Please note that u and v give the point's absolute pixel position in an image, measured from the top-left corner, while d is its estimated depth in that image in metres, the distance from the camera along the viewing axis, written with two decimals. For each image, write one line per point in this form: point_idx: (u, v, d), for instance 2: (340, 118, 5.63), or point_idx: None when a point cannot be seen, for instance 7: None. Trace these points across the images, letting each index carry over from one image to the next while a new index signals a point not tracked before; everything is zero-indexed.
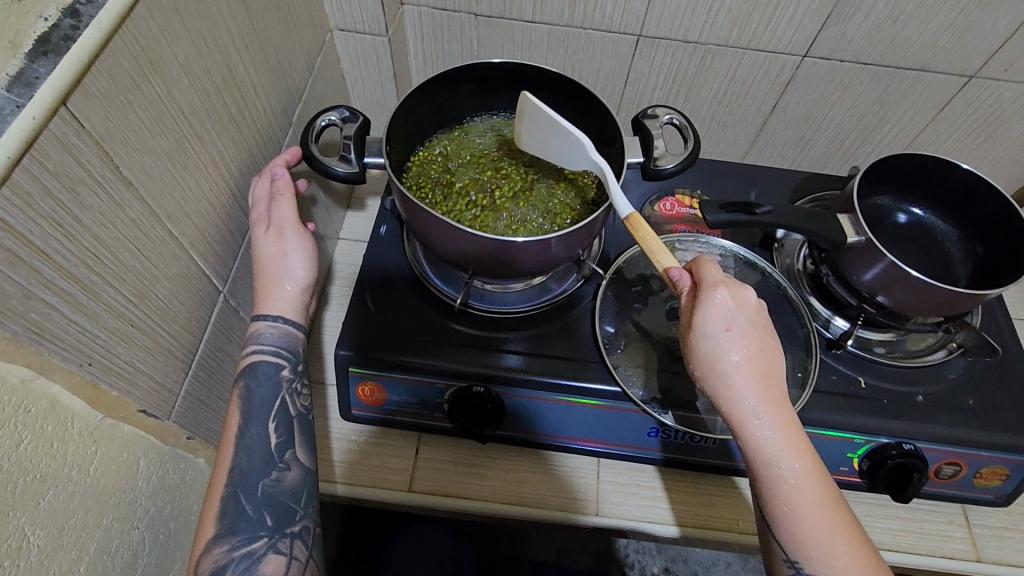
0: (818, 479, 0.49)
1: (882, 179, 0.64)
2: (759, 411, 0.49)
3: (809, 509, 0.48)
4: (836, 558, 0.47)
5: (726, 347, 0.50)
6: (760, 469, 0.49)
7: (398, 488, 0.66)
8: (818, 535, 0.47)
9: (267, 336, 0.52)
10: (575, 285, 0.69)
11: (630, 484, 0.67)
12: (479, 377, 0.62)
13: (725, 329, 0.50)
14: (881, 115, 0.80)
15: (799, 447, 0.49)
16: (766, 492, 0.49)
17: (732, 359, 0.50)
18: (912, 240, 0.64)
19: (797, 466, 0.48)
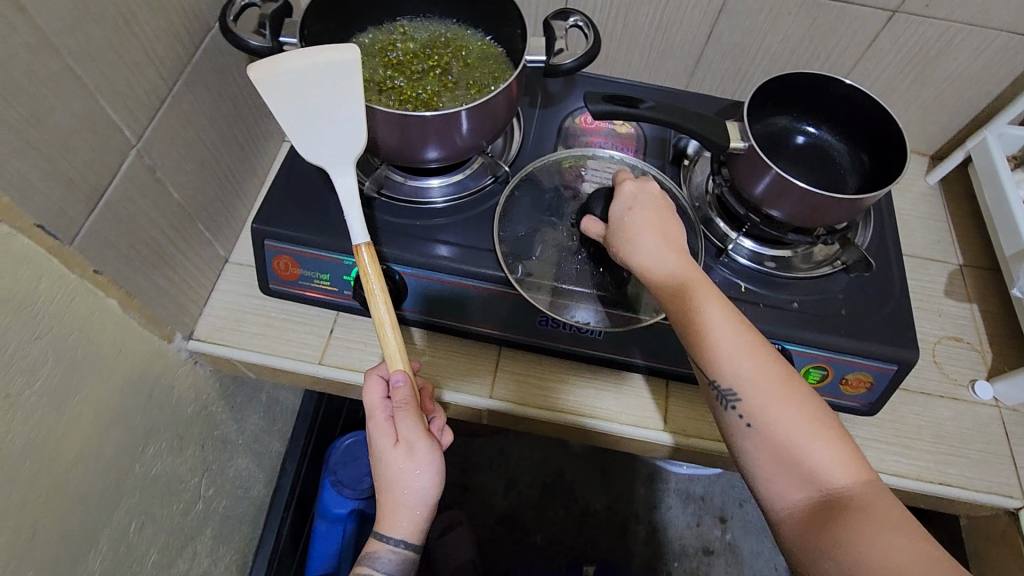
0: (744, 329, 0.53)
1: (780, 98, 0.67)
2: (675, 273, 0.55)
3: (716, 329, 0.53)
4: (773, 396, 0.51)
5: (630, 231, 0.57)
6: (688, 331, 0.53)
7: (311, 360, 0.72)
8: (732, 354, 0.52)
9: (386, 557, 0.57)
10: (487, 183, 0.72)
11: (624, 394, 0.73)
12: (379, 255, 0.66)
13: (629, 211, 0.58)
14: (812, 50, 0.82)
15: (696, 279, 0.55)
16: (703, 356, 0.53)
17: (643, 237, 0.56)
18: (804, 158, 0.67)
19: (698, 299, 0.53)
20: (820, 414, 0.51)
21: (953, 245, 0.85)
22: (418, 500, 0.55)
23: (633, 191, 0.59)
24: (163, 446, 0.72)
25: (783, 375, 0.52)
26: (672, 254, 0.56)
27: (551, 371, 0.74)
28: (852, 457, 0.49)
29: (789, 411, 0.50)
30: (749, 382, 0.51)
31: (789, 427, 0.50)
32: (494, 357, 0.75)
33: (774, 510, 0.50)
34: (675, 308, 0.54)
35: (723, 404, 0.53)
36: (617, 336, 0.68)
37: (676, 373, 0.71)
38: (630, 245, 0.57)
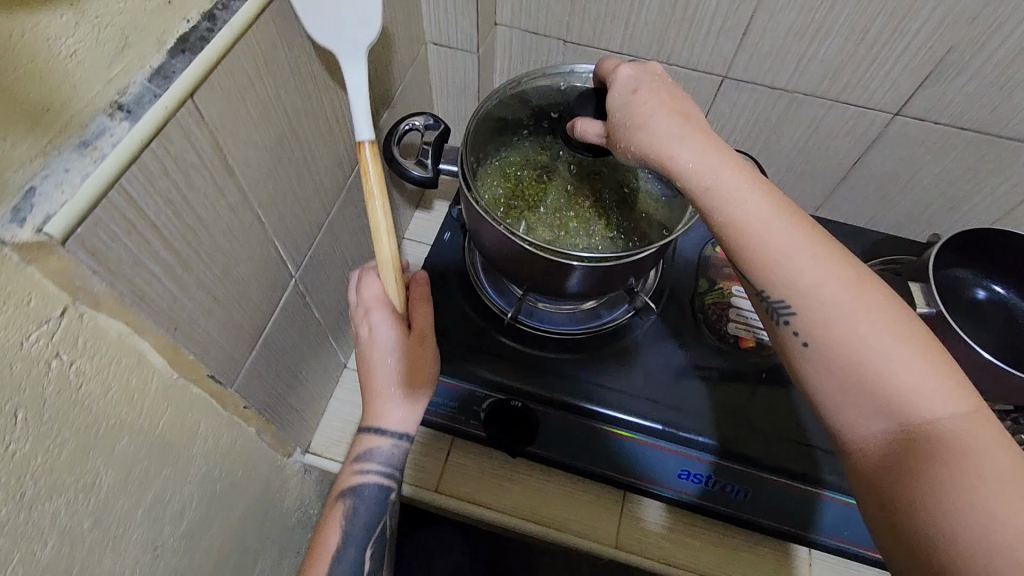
0: (786, 213, 0.43)
1: (960, 251, 0.62)
2: (708, 162, 0.44)
3: (752, 217, 0.43)
4: (832, 291, 0.41)
5: (642, 107, 0.48)
6: (720, 231, 0.44)
7: (427, 487, 0.68)
8: (780, 249, 0.42)
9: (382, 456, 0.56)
10: (625, 316, 0.68)
11: (749, 552, 0.66)
12: (520, 392, 0.62)
13: (633, 93, 0.49)
14: (974, 183, 0.76)
15: (725, 161, 0.44)
16: (739, 256, 0.44)
17: (656, 119, 0.47)
18: (988, 320, 0.61)
19: (726, 165, 0.44)
20: (903, 322, 0.39)
21: None
22: (403, 392, 0.54)
23: (630, 74, 0.51)
24: (268, 561, 0.69)
25: (870, 288, 0.41)
26: (692, 134, 0.46)
27: (681, 523, 0.67)
28: (952, 379, 0.38)
29: (864, 315, 0.40)
30: (803, 286, 0.42)
31: (861, 341, 0.39)
32: (618, 500, 0.68)
33: (850, 441, 0.40)
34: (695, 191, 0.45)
35: (774, 318, 0.44)
36: (593, 356, 0.66)
37: (826, 544, 0.64)
38: (639, 132, 0.47)
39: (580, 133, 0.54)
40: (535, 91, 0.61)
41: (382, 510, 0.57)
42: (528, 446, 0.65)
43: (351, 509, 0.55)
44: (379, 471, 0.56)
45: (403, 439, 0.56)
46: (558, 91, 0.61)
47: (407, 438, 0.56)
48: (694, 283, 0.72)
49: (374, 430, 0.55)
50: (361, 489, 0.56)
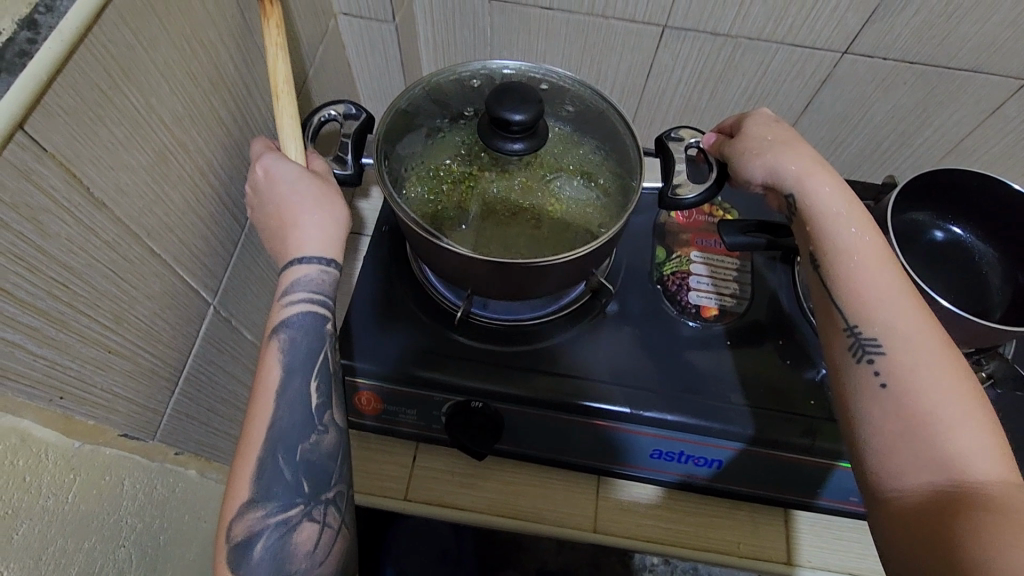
0: (901, 274, 0.47)
1: (916, 194, 0.61)
2: (841, 205, 0.51)
3: (877, 267, 0.47)
4: (920, 347, 0.44)
5: (780, 134, 0.56)
6: (850, 271, 0.48)
7: (394, 496, 0.65)
8: (899, 305, 0.46)
9: (307, 281, 0.46)
10: (583, 296, 0.65)
11: (727, 517, 0.66)
12: (477, 392, 0.59)
13: (777, 121, 0.57)
14: (924, 119, 0.74)
15: (852, 205, 0.51)
16: (858, 295, 0.47)
17: (800, 148, 0.54)
18: (947, 262, 0.60)
19: (868, 231, 0.49)
20: (965, 386, 0.42)
21: None
22: (321, 228, 0.47)
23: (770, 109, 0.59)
24: None
25: (946, 355, 0.43)
26: (825, 168, 0.53)
27: (659, 500, 0.66)
28: (1000, 449, 0.39)
29: (941, 376, 0.42)
30: (901, 334, 0.44)
31: (931, 397, 0.41)
32: (592, 484, 0.66)
33: (890, 491, 0.40)
34: (849, 246, 0.48)
35: (856, 353, 0.46)
36: (554, 349, 0.62)
37: (801, 502, 0.64)
38: (771, 147, 0.54)
39: (503, 117, 0.48)
40: (452, 89, 0.58)
41: (323, 342, 0.47)
42: (494, 446, 0.62)
43: (284, 346, 0.45)
44: (309, 300, 0.46)
45: (330, 264, 0.48)
46: (471, 91, 0.58)
47: (334, 265, 0.48)
48: (650, 251, 0.69)
49: (295, 260, 0.47)
50: (294, 320, 0.46)
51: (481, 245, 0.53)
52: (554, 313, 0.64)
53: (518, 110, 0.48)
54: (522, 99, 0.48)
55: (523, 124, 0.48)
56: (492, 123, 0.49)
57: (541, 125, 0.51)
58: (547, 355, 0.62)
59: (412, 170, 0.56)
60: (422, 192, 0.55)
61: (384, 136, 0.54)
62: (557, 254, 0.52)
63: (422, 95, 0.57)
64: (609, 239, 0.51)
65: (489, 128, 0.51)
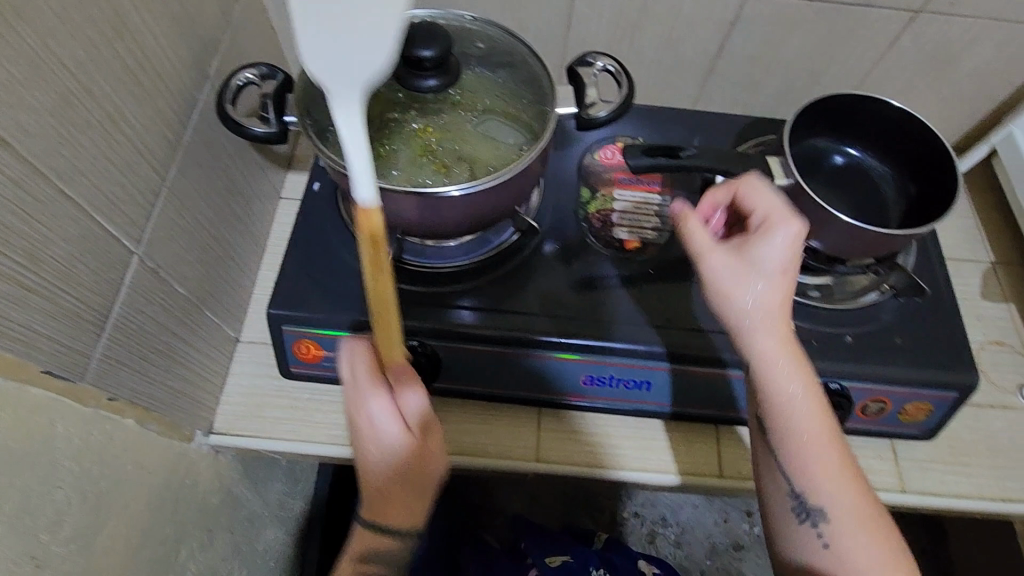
0: (832, 437, 0.53)
1: (817, 120, 0.64)
2: (794, 377, 0.52)
3: (813, 433, 0.53)
4: (842, 498, 0.52)
5: (760, 273, 0.51)
6: (796, 435, 0.53)
7: (343, 442, 0.67)
8: (826, 460, 0.52)
9: (397, 526, 0.51)
10: (512, 238, 0.67)
11: (662, 438, 0.70)
12: (412, 330, 0.61)
13: (780, 272, 0.51)
14: (829, 56, 0.79)
15: (804, 376, 0.53)
16: (799, 463, 0.53)
17: (772, 305, 0.52)
18: (846, 182, 0.64)
19: (799, 375, 0.52)
20: (867, 514, 0.52)
21: (981, 242, 0.84)
22: (404, 506, 0.50)
23: (775, 238, 0.51)
24: (194, 545, 0.68)
25: (851, 482, 0.53)
26: (784, 326, 0.52)
27: (598, 427, 0.69)
28: (891, 560, 0.51)
29: (856, 530, 0.51)
30: (824, 506, 0.52)
31: (860, 559, 0.51)
32: (534, 417, 0.70)
33: None
34: (791, 476, 0.53)
35: (803, 517, 0.53)
36: (486, 287, 0.64)
37: (728, 417, 0.68)
38: (733, 293, 0.52)
39: (414, 55, 0.50)
40: None
41: None
42: (432, 382, 0.65)
43: None
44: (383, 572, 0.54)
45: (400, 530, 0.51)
46: None
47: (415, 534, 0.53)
48: (575, 192, 0.71)
49: (376, 519, 0.51)
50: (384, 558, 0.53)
51: (402, 177, 0.54)
52: (484, 254, 0.66)
53: (427, 46, 0.49)
54: (428, 35, 0.50)
55: (434, 59, 0.50)
56: (404, 63, 0.51)
57: (453, 60, 0.53)
58: (479, 293, 0.64)
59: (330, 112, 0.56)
60: None
61: (296, 103, 0.54)
62: (473, 180, 0.53)
63: None
64: (522, 166, 0.54)
65: (403, 70, 0.52)
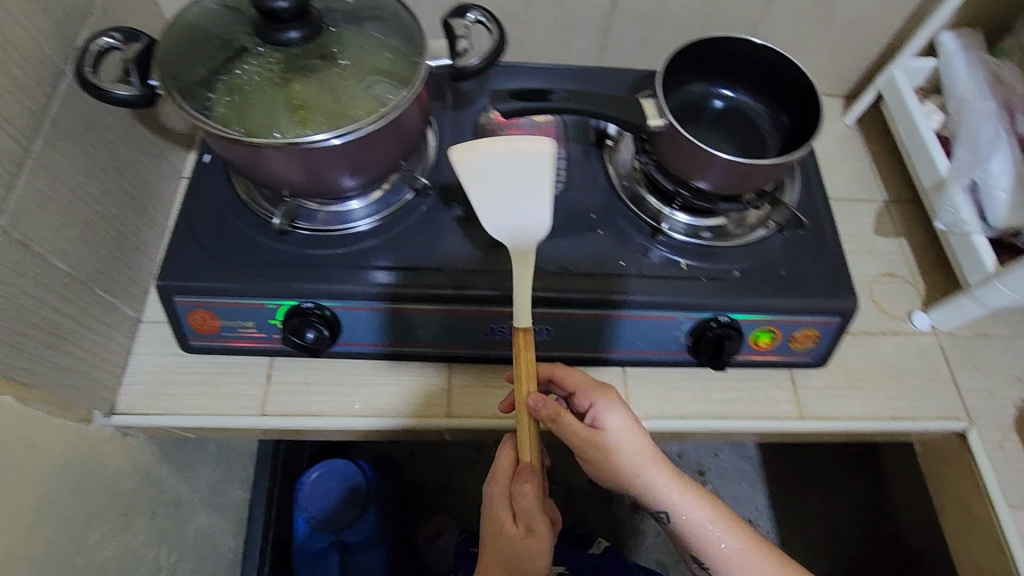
0: (728, 518, 0.60)
1: (692, 64, 0.66)
2: (682, 502, 0.59)
3: (710, 534, 0.59)
4: None
5: (615, 443, 0.58)
6: (717, 561, 0.59)
7: (251, 413, 0.67)
8: (743, 560, 0.59)
9: None
10: (406, 199, 0.67)
11: None
12: (304, 291, 0.61)
13: (639, 478, 0.58)
14: (717, 7, 0.81)
15: (699, 504, 0.60)
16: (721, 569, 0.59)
17: (654, 474, 0.58)
18: (725, 123, 0.67)
19: (700, 505, 0.60)
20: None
21: (876, 182, 0.88)
22: (511, 552, 0.55)
23: (624, 435, 0.58)
24: (106, 529, 0.67)
25: (764, 558, 0.59)
26: (687, 498, 0.59)
27: (506, 379, 0.71)
28: None
29: None
30: None
31: None
32: (444, 375, 0.70)
33: None
34: (713, 571, 0.60)
35: None
36: (380, 246, 0.65)
37: (632, 359, 0.70)
38: (610, 470, 0.59)
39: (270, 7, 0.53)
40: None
41: None
42: (330, 344, 0.64)
43: None
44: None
45: None
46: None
47: None
48: None
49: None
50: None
51: (268, 130, 0.54)
52: (378, 215, 0.66)
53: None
54: None
55: (290, 10, 0.53)
56: (264, 16, 0.54)
57: (312, 10, 0.56)
58: (371, 252, 0.64)
59: (193, 69, 0.55)
60: (204, 88, 0.55)
61: (156, 66, 0.54)
62: (348, 125, 0.54)
63: (201, 11, 0.57)
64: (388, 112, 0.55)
65: (266, 26, 0.55)
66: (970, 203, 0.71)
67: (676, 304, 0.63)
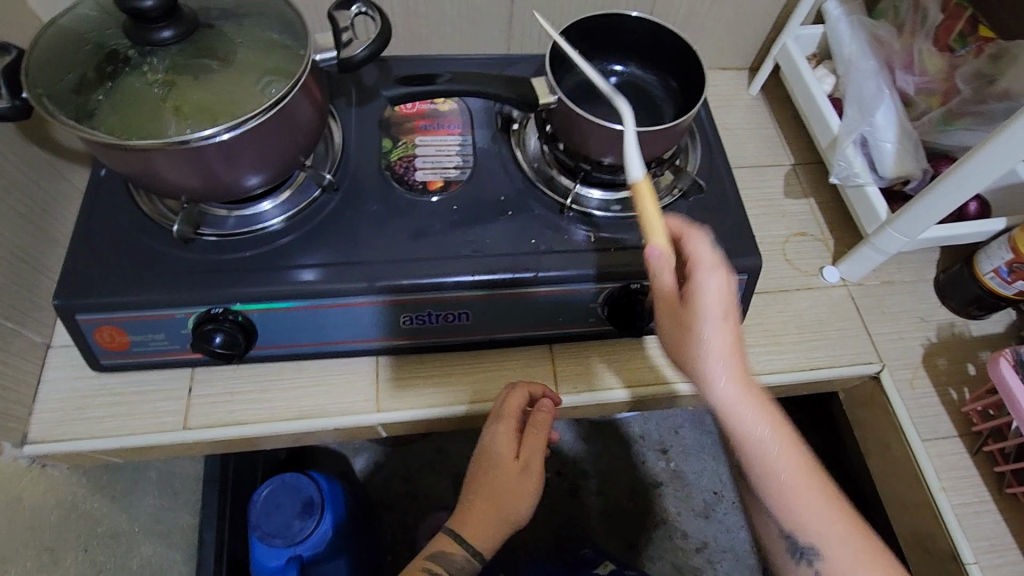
0: (807, 457, 0.54)
1: (581, 43, 0.68)
2: (773, 432, 0.52)
3: (793, 472, 0.53)
4: (830, 525, 0.54)
5: (708, 348, 0.50)
6: (788, 499, 0.54)
7: (173, 428, 0.65)
8: (813, 504, 0.54)
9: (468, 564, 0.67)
10: (314, 196, 0.67)
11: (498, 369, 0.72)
12: (211, 297, 0.60)
13: (725, 393, 0.51)
14: None
15: (784, 435, 0.53)
16: (789, 508, 0.54)
17: (744, 399, 0.51)
18: (620, 97, 0.69)
19: (785, 434, 0.53)
20: (854, 527, 0.54)
21: (783, 147, 0.91)
22: (503, 489, 0.66)
23: (717, 288, 0.50)
24: (28, 566, 0.64)
25: (831, 502, 0.54)
26: (776, 431, 0.52)
27: (433, 368, 0.71)
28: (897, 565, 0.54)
29: (843, 542, 0.54)
30: (816, 534, 0.54)
31: (846, 560, 0.54)
32: (371, 370, 0.70)
33: None
34: (770, 508, 0.55)
35: (797, 556, 0.56)
36: (289, 244, 0.64)
37: (555, 335, 0.71)
38: (698, 365, 0.51)
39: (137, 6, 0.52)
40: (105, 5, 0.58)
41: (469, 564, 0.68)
42: (248, 349, 0.64)
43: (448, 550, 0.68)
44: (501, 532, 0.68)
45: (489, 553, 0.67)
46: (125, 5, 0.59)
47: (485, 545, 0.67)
48: (378, 145, 0.72)
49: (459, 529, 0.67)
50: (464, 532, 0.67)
51: (150, 131, 0.53)
52: (285, 214, 0.66)
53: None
54: None
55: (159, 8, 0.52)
56: (132, 17, 0.53)
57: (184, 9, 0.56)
58: (281, 250, 0.64)
59: (66, 79, 0.54)
60: (79, 96, 0.54)
61: (26, 79, 0.53)
62: (236, 118, 0.54)
63: (73, 21, 0.57)
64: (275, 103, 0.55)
65: (137, 27, 0.54)
66: (862, 157, 0.76)
67: (586, 275, 0.65)
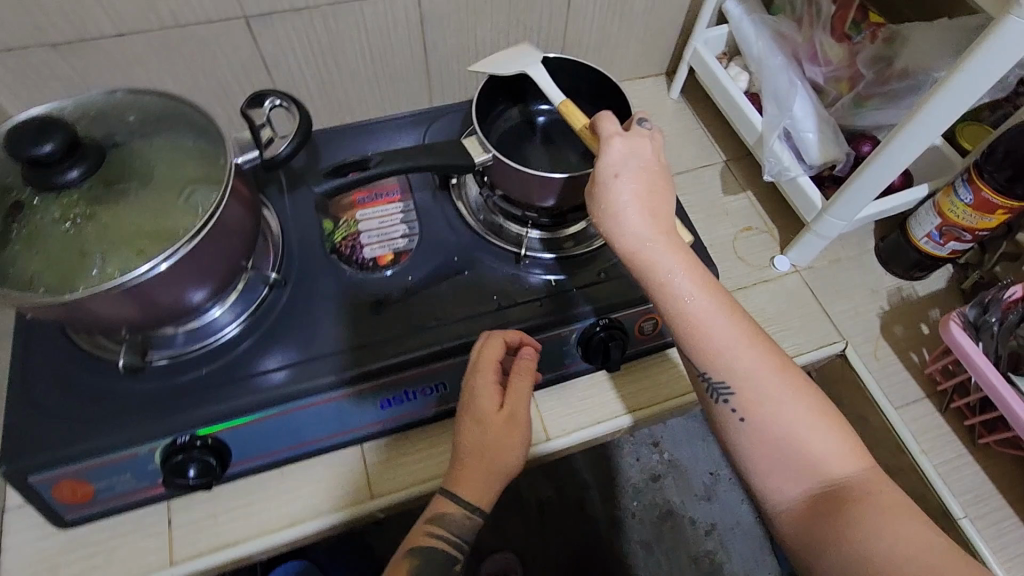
0: (744, 319, 0.54)
1: (501, 94, 0.70)
2: (692, 290, 0.53)
3: (719, 332, 0.53)
4: (768, 384, 0.53)
5: (622, 198, 0.53)
6: (715, 355, 0.53)
7: (160, 567, 0.61)
8: (747, 371, 0.53)
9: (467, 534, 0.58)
10: (264, 294, 0.64)
11: None
12: (178, 427, 0.57)
13: (648, 238, 0.53)
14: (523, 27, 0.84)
15: (713, 297, 0.53)
16: (709, 357, 0.54)
17: (667, 257, 0.53)
18: (552, 138, 0.70)
19: (715, 299, 0.53)
20: (804, 397, 0.53)
21: (714, 147, 0.94)
22: (494, 440, 0.57)
23: (621, 154, 0.53)
24: None
25: (772, 365, 0.53)
26: (700, 287, 0.53)
27: (421, 441, 0.69)
28: (848, 445, 0.52)
29: (788, 407, 0.52)
30: (745, 379, 0.53)
31: (789, 424, 0.52)
32: (357, 457, 0.68)
33: (774, 514, 0.53)
34: (709, 377, 0.54)
35: (715, 396, 0.54)
36: (249, 351, 0.62)
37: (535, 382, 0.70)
38: (612, 222, 0.53)
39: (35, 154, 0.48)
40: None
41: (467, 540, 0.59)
42: (225, 468, 0.61)
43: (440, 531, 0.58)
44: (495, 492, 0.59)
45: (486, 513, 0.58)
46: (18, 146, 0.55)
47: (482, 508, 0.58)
48: (319, 227, 0.70)
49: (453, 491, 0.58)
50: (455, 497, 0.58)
51: (79, 276, 0.50)
52: (237, 319, 0.63)
53: (44, 140, 0.48)
54: (40, 129, 0.49)
55: (59, 148, 0.49)
56: (32, 166, 0.49)
57: (85, 144, 0.52)
58: (241, 360, 0.61)
59: None
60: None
61: None
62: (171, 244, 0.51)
63: None
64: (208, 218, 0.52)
65: (37, 175, 0.50)
66: (788, 150, 0.79)
67: (555, 323, 0.64)
